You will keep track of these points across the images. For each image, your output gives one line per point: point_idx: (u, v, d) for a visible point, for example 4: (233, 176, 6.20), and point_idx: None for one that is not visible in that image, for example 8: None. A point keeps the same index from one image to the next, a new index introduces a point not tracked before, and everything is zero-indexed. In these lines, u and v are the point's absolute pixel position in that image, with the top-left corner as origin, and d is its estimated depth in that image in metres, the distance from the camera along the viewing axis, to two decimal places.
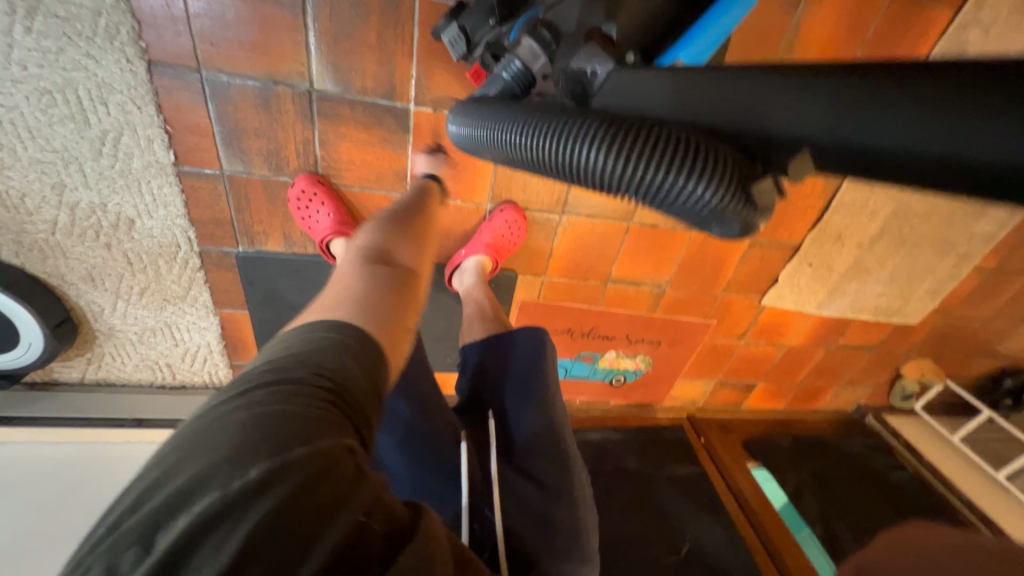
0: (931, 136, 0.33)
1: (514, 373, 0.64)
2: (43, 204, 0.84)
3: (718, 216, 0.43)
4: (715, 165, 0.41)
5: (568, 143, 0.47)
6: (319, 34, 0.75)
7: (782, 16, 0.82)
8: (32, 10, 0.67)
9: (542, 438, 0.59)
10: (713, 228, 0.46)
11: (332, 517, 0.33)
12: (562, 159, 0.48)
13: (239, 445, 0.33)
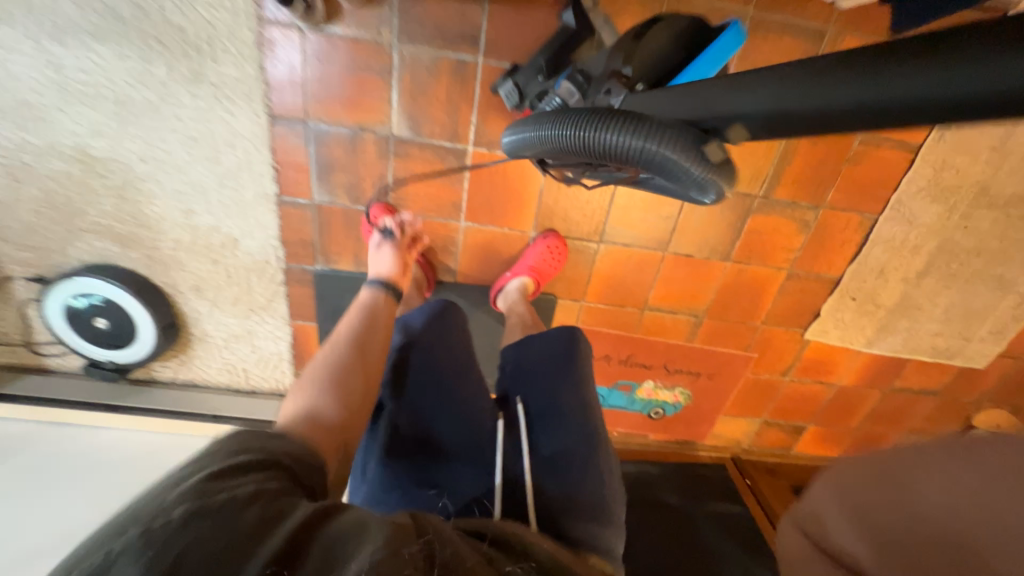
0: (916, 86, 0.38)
1: (547, 353, 0.72)
2: (174, 225, 1.04)
3: (695, 179, 0.55)
4: (685, 142, 0.54)
5: (581, 130, 0.59)
6: (400, 91, 0.92)
7: None
8: (197, 80, 0.90)
9: (572, 409, 0.66)
10: (692, 189, 0.58)
11: (260, 535, 0.37)
12: (577, 143, 0.60)
13: (165, 497, 0.38)
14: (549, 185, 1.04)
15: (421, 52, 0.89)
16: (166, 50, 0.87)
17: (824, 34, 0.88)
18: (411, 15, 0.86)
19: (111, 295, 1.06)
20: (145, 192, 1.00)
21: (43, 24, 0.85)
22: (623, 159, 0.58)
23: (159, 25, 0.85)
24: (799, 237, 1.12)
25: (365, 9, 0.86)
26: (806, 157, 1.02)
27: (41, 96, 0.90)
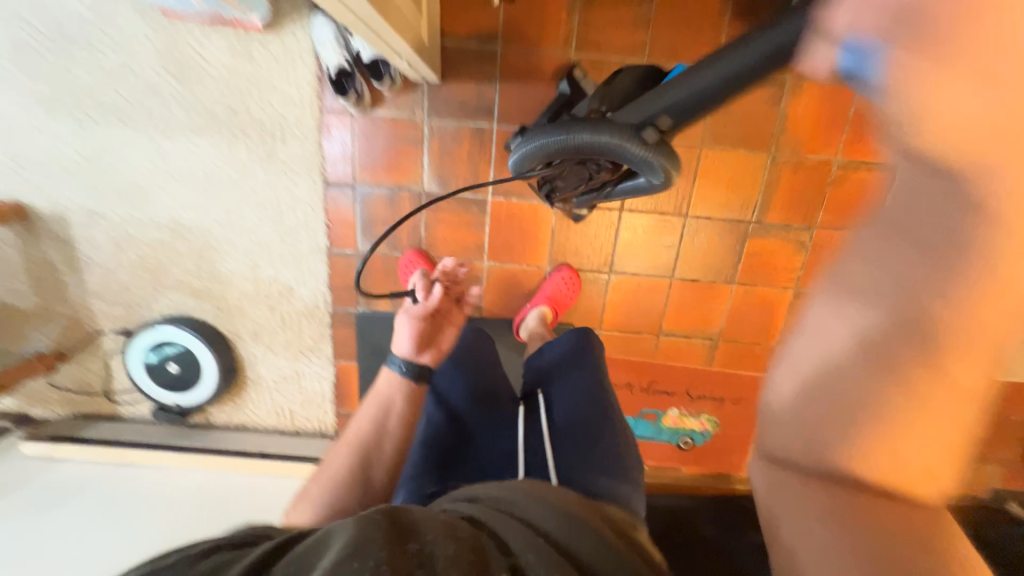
0: None
1: (553, 353, 0.83)
2: (241, 278, 1.22)
3: (649, 164, 0.68)
4: (644, 136, 0.66)
5: (562, 137, 0.67)
6: (430, 155, 1.12)
7: (769, 109, 1.08)
8: (270, 158, 1.12)
9: (581, 391, 0.76)
10: (647, 173, 0.70)
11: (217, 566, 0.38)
12: (557, 147, 0.68)
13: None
14: (560, 224, 1.17)
15: (447, 123, 1.09)
16: (247, 137, 1.10)
17: (783, 81, 1.05)
18: (438, 96, 1.08)
19: (184, 341, 1.22)
20: (220, 252, 1.20)
21: (156, 127, 1.09)
22: (595, 150, 0.67)
23: (242, 119, 1.08)
24: (799, 257, 1.20)
25: (402, 94, 1.08)
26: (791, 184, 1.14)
27: (149, 182, 1.14)
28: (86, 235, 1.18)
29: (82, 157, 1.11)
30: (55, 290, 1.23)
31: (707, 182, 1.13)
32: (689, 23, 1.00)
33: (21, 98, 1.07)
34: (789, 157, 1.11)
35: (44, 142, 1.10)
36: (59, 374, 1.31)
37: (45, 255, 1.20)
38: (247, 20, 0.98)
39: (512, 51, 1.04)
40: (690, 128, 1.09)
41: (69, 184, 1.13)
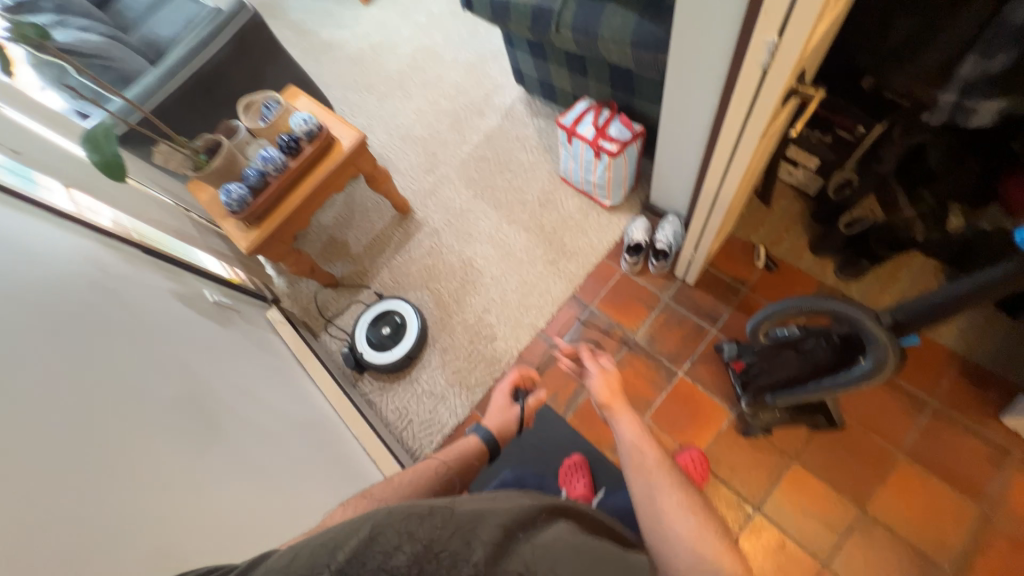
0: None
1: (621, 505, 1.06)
2: (473, 310, 1.60)
3: (873, 355, 0.72)
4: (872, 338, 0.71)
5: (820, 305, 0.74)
6: (654, 318, 1.44)
7: (986, 471, 1.11)
8: (553, 261, 1.61)
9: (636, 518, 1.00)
10: (866, 363, 0.74)
11: (335, 546, 0.50)
12: (810, 308, 0.76)
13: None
14: (728, 432, 1.26)
15: (680, 309, 1.44)
16: (549, 246, 1.64)
17: (1008, 451, 1.12)
18: (684, 291, 1.46)
19: (408, 318, 1.58)
20: (476, 291, 1.63)
21: (508, 216, 1.73)
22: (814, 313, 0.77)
23: (556, 237, 1.65)
24: None
25: (660, 277, 1.50)
26: (999, 558, 1.04)
27: (479, 235, 1.73)
28: (420, 239, 1.78)
29: (460, 206, 1.81)
30: (376, 251, 1.80)
31: (899, 494, 1.12)
32: (921, 363, 1.22)
33: (462, 174, 1.88)
34: (1006, 528, 1.06)
35: (451, 194, 1.84)
36: (323, 291, 1.76)
37: (392, 235, 1.81)
38: (603, 200, 1.61)
39: (754, 297, 1.41)
40: (892, 433, 1.17)
41: (441, 214, 1.81)
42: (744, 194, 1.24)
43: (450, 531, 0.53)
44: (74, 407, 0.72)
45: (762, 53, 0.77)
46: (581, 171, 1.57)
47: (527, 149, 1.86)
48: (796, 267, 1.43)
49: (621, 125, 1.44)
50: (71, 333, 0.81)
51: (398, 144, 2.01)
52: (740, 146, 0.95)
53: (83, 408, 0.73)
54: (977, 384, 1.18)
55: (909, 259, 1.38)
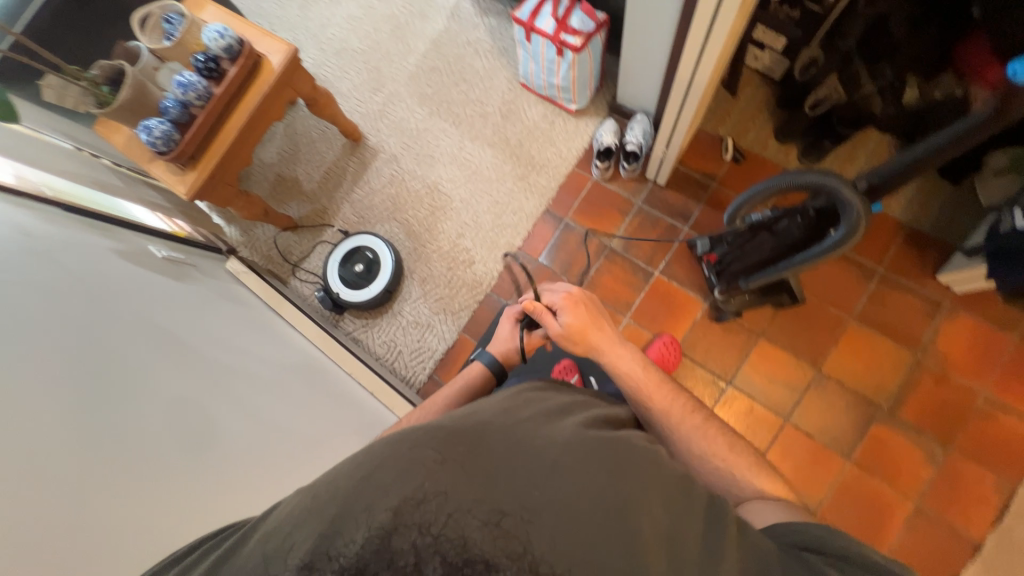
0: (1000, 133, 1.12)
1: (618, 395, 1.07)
2: (447, 236, 1.55)
3: (848, 221, 0.79)
4: (847, 205, 0.78)
5: (804, 178, 0.79)
6: (629, 223, 1.46)
7: (922, 322, 1.26)
8: (522, 176, 1.56)
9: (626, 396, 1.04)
10: (839, 231, 0.81)
11: (344, 489, 0.50)
12: (794, 181, 0.80)
13: (296, 525, 0.49)
14: (703, 321, 1.35)
15: (653, 211, 1.45)
16: (516, 160, 1.57)
17: (940, 303, 1.27)
18: (656, 193, 1.46)
19: (380, 252, 1.52)
20: (447, 216, 1.57)
21: (469, 132, 1.63)
22: (797, 189, 0.82)
23: (523, 150, 1.57)
24: (928, 471, 1.19)
25: (631, 181, 1.49)
26: (928, 392, 1.23)
27: (441, 157, 1.63)
28: (378, 167, 1.66)
29: (417, 127, 1.67)
30: (332, 185, 1.67)
31: (849, 353, 1.26)
32: (873, 236, 1.32)
33: (413, 89, 1.70)
34: (934, 367, 1.24)
35: (404, 113, 1.69)
36: (283, 235, 1.65)
37: (346, 166, 1.67)
38: (569, 104, 1.53)
39: (723, 191, 1.43)
40: (845, 301, 1.29)
41: (397, 137, 1.67)
42: (714, 82, 1.20)
43: (444, 517, 0.48)
44: (55, 369, 0.67)
45: None
46: (543, 73, 1.46)
47: (480, 54, 1.69)
48: (762, 157, 1.45)
49: (584, 15, 1.32)
50: (28, 292, 0.74)
51: (334, 61, 1.77)
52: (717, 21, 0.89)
53: (64, 370, 0.69)
54: (919, 248, 1.30)
55: (865, 136, 1.42)
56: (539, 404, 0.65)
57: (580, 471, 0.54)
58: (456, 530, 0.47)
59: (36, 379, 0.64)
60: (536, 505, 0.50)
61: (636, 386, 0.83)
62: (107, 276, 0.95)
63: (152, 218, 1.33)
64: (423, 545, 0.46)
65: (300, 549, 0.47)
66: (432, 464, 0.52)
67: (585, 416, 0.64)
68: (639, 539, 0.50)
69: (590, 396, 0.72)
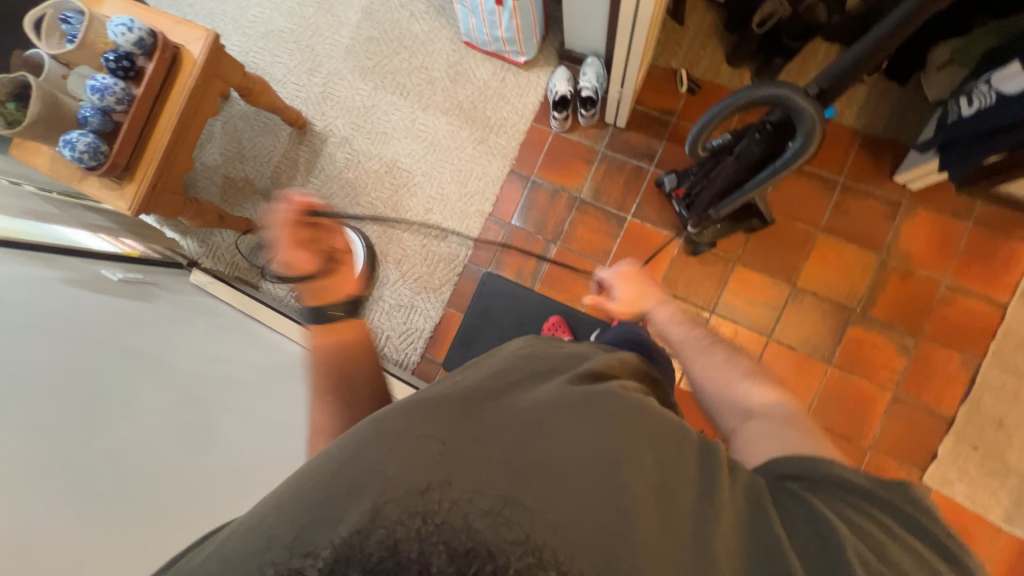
0: (939, 24, 1.14)
1: (610, 336, 1.01)
2: (415, 213, 1.51)
3: (806, 130, 0.79)
4: (803, 114, 0.78)
5: (758, 92, 0.79)
6: (595, 172, 1.45)
7: (885, 223, 1.31)
8: (481, 139, 1.51)
9: (617, 332, 1.01)
10: (798, 142, 0.82)
11: (323, 479, 0.45)
12: (749, 98, 0.80)
13: (270, 529, 0.42)
14: (680, 257, 1.38)
15: (617, 156, 1.44)
16: (473, 124, 1.52)
17: (899, 204, 1.31)
18: (618, 137, 1.45)
19: (349, 240, 1.47)
20: (412, 192, 1.52)
21: (420, 102, 1.56)
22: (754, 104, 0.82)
23: (477, 113, 1.52)
24: (901, 361, 1.27)
25: (592, 129, 1.47)
26: (896, 289, 1.29)
27: (394, 132, 1.56)
28: (330, 153, 1.58)
29: (363, 104, 1.58)
30: (286, 179, 1.59)
31: (820, 264, 1.31)
32: (832, 149, 1.34)
33: (352, 64, 1.61)
34: (899, 265, 1.30)
35: (347, 91, 1.60)
36: (244, 239, 1.58)
37: (297, 157, 1.59)
38: (517, 57, 1.48)
39: (683, 125, 1.43)
40: (811, 216, 1.33)
41: (344, 117, 1.59)
42: (660, 11, 1.17)
43: (448, 504, 0.42)
44: (24, 405, 0.64)
45: None
46: (485, 27, 1.40)
47: (416, 17, 1.60)
48: (717, 85, 1.44)
49: None
50: None
51: (261, 45, 1.65)
52: None
53: (34, 405, 0.65)
54: (875, 153, 1.33)
55: (813, 49, 1.42)
56: (526, 366, 0.59)
57: (574, 433, 0.49)
58: (460, 517, 0.42)
59: (2, 419, 0.60)
60: (536, 472, 0.45)
61: (670, 320, 0.83)
62: (62, 305, 0.89)
63: (94, 240, 1.23)
64: (426, 535, 0.40)
65: (279, 554, 0.41)
66: (415, 439, 0.46)
67: (573, 371, 0.57)
68: (634, 492, 0.46)
69: (586, 349, 0.65)
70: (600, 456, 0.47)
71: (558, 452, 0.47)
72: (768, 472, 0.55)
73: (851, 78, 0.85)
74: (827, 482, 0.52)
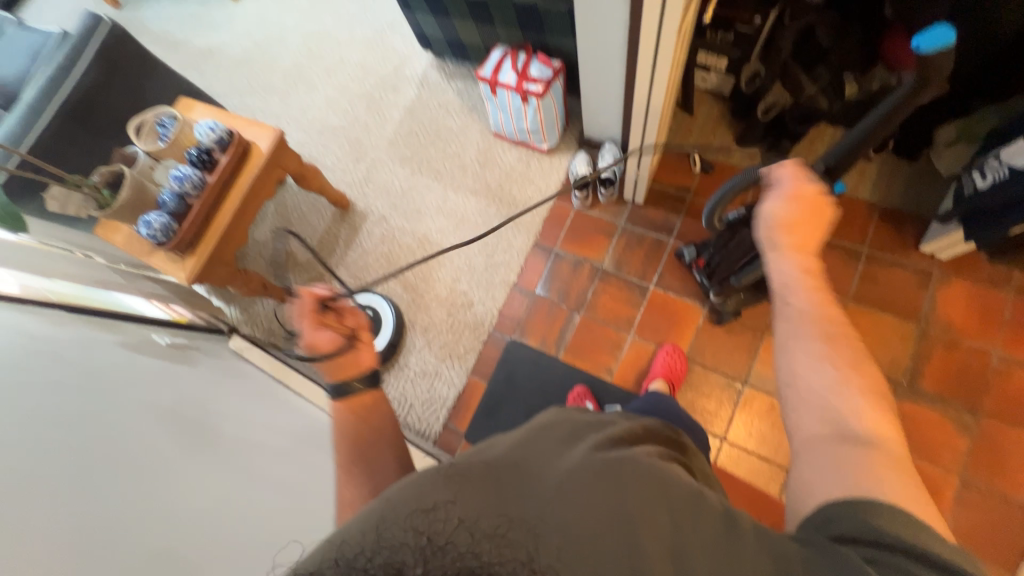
0: (938, 109, 1.22)
1: (635, 407, 0.98)
2: (444, 283, 1.58)
3: None
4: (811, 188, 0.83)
5: (766, 170, 0.85)
6: (616, 244, 1.51)
7: (918, 292, 1.28)
8: (507, 215, 1.62)
9: (644, 401, 0.98)
10: None
11: (350, 529, 0.45)
12: (758, 176, 0.86)
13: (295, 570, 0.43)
14: (705, 326, 1.38)
15: (637, 229, 1.51)
16: (500, 203, 1.64)
17: (931, 273, 1.29)
18: (636, 212, 1.53)
19: (380, 308, 1.54)
20: (441, 264, 1.61)
21: (452, 184, 1.71)
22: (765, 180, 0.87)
23: (504, 193, 1.65)
24: (963, 440, 1.16)
25: (611, 205, 1.56)
26: (943, 360, 1.22)
27: (427, 210, 1.70)
28: (368, 229, 1.72)
29: (401, 187, 1.75)
30: (327, 253, 1.72)
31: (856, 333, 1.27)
32: (851, 222, 1.37)
33: (393, 154, 1.81)
34: (941, 335, 1.24)
35: (387, 176, 1.78)
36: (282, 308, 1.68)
37: (338, 233, 1.74)
38: (540, 144, 1.63)
39: (698, 201, 1.50)
40: (839, 285, 1.32)
41: (383, 198, 1.75)
42: (670, 103, 1.30)
43: (454, 523, 0.43)
44: (72, 459, 0.67)
45: None
46: (512, 121, 1.57)
47: (452, 114, 1.82)
48: (729, 165, 1.54)
49: (541, 65, 1.45)
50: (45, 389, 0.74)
51: (317, 140, 1.89)
52: (662, 47, 0.99)
53: (79, 460, 0.68)
54: (896, 225, 1.35)
55: (820, 131, 1.51)
56: (548, 432, 0.56)
57: (592, 491, 0.46)
58: (465, 536, 0.42)
59: (51, 471, 0.63)
60: (544, 517, 0.44)
61: (793, 284, 0.69)
62: (116, 365, 0.95)
63: (150, 306, 1.34)
64: (430, 557, 0.40)
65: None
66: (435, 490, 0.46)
67: (600, 435, 0.55)
68: (647, 556, 0.43)
69: (607, 418, 0.62)
70: (618, 514, 0.45)
71: (574, 506, 0.45)
72: (817, 530, 0.50)
73: (855, 156, 0.91)
74: (894, 553, 0.46)
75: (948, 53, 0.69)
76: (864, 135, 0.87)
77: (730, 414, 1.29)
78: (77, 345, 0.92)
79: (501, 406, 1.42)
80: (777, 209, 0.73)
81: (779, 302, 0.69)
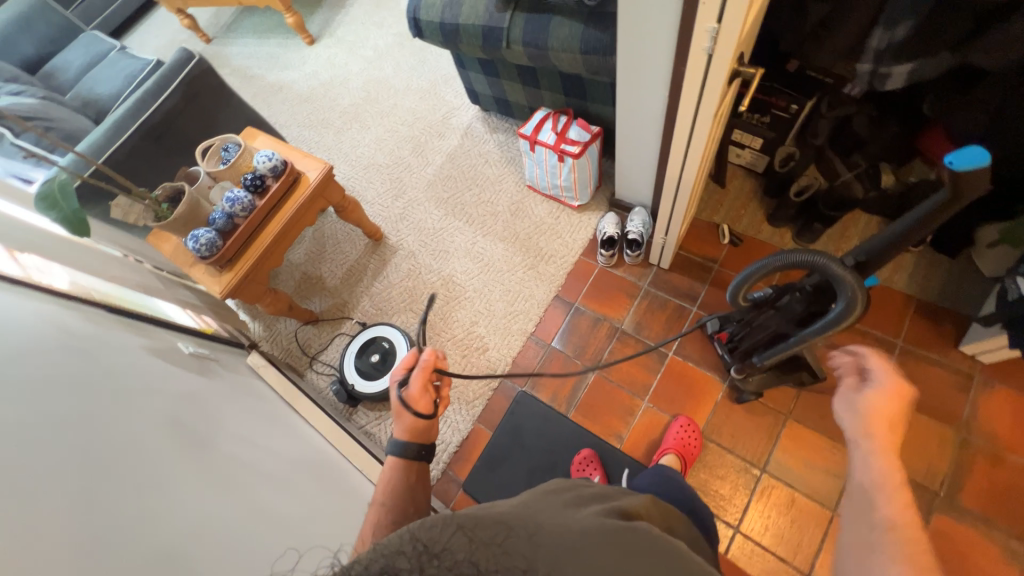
0: (979, 208, 1.21)
1: (642, 482, 0.94)
2: (461, 325, 1.60)
3: (849, 297, 0.81)
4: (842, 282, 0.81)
5: (795, 257, 0.84)
6: (638, 306, 1.50)
7: (959, 395, 1.21)
8: (532, 265, 1.65)
9: (651, 476, 0.94)
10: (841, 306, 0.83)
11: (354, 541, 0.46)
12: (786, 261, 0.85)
13: None
14: (724, 403, 1.32)
15: (660, 294, 1.50)
16: (525, 252, 1.68)
17: (972, 376, 1.22)
18: (661, 276, 1.53)
19: (396, 342, 1.55)
20: (462, 305, 1.63)
21: (482, 229, 1.76)
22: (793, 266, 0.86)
23: (531, 243, 1.69)
24: (1010, 570, 1.04)
25: (636, 266, 1.57)
26: (986, 474, 1.13)
27: (455, 251, 1.75)
28: (397, 263, 1.78)
29: (433, 227, 1.82)
30: (354, 281, 1.77)
31: None
32: (885, 313, 1.32)
33: (430, 195, 1.90)
34: (985, 446, 1.15)
35: (422, 215, 1.86)
36: (303, 329, 1.72)
37: (367, 264, 1.80)
38: (571, 201, 1.68)
39: (725, 273, 1.49)
40: None
41: (415, 236, 1.82)
42: (703, 176, 1.33)
43: (452, 528, 0.44)
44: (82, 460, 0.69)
45: (705, 40, 0.86)
46: (547, 176, 1.63)
47: (490, 164, 1.91)
48: (758, 240, 1.53)
49: (579, 129, 1.53)
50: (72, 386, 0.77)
51: (361, 175, 2.01)
52: (698, 127, 1.03)
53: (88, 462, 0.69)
54: (934, 320, 1.29)
55: (854, 218, 1.51)
56: (555, 495, 0.54)
57: (600, 535, 0.46)
58: (462, 545, 0.43)
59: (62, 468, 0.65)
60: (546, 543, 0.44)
61: (884, 486, 0.68)
62: (139, 369, 0.99)
63: (181, 314, 1.40)
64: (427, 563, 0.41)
65: None
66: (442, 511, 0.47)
67: (619, 503, 0.54)
68: None
69: (614, 490, 0.60)
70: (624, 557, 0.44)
71: (578, 541, 0.45)
72: None
73: (889, 253, 0.90)
74: None
75: (982, 172, 0.69)
76: (898, 235, 0.87)
77: (745, 502, 1.21)
78: (109, 345, 0.96)
79: (504, 459, 1.37)
80: (870, 401, 0.75)
81: (864, 498, 0.68)
